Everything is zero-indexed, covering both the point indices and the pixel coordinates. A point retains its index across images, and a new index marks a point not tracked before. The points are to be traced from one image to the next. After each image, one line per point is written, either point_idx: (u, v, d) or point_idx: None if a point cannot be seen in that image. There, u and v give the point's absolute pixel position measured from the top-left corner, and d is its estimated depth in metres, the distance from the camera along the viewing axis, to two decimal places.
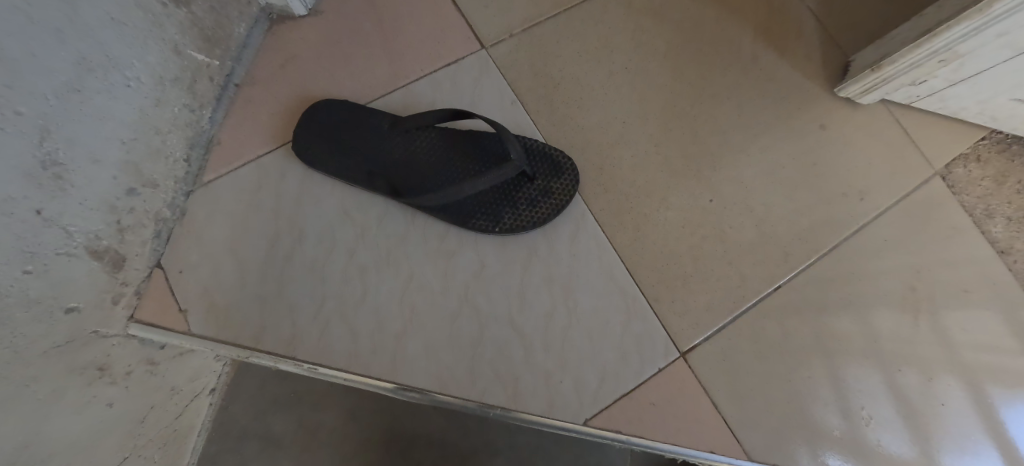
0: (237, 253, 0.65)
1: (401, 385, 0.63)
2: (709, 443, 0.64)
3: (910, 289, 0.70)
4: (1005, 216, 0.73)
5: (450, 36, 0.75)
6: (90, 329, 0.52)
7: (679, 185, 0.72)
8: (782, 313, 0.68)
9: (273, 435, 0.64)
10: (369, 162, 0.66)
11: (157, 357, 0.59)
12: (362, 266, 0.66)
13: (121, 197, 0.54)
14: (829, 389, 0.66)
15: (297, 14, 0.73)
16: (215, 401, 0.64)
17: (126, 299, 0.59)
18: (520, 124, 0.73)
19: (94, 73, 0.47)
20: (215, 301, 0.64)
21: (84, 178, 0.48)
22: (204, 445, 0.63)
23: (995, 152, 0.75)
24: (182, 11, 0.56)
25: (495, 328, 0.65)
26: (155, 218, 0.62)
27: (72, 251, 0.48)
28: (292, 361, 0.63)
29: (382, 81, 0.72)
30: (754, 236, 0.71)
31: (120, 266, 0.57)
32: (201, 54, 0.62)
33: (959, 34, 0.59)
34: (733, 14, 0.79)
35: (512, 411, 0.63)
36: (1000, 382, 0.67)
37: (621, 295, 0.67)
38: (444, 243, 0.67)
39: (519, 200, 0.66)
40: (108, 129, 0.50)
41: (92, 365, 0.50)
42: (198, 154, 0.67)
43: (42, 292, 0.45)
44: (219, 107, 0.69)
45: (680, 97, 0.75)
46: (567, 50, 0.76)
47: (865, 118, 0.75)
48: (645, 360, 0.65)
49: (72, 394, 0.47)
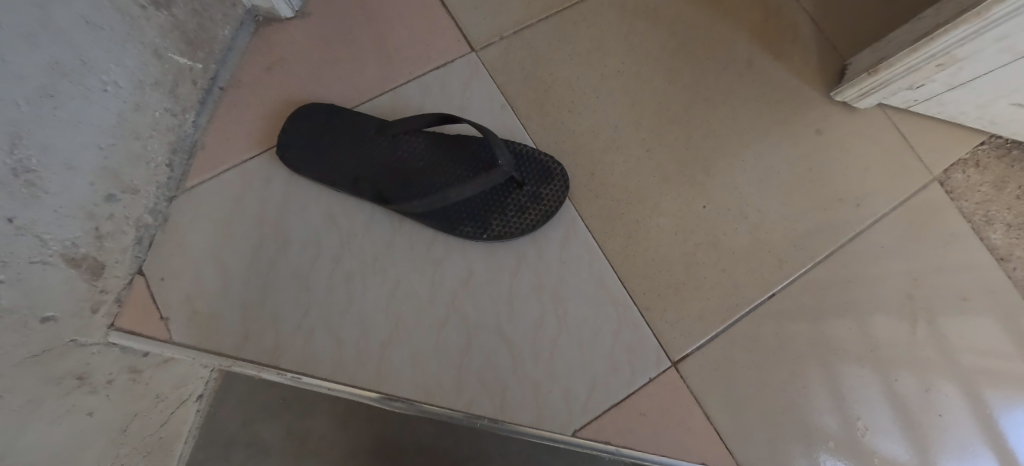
0: (221, 259, 0.64)
1: (387, 394, 0.62)
2: (701, 454, 0.63)
3: (907, 297, 0.68)
4: (1005, 222, 0.71)
5: (440, 39, 0.74)
6: (67, 338, 0.50)
7: (672, 190, 0.71)
8: (777, 321, 0.67)
9: (262, 442, 0.61)
10: (355, 168, 0.65)
11: (139, 365, 0.58)
12: (348, 273, 0.65)
13: (100, 203, 0.53)
14: (826, 398, 0.65)
15: (284, 16, 0.72)
16: (202, 408, 0.61)
17: (106, 307, 0.58)
18: (510, 128, 0.71)
19: (68, 78, 0.46)
20: (198, 309, 0.63)
21: (58, 185, 0.47)
22: (191, 452, 0.60)
23: (995, 157, 0.74)
24: (163, 14, 0.55)
25: (483, 337, 0.64)
26: (136, 224, 0.61)
27: (47, 260, 0.47)
28: (275, 370, 0.62)
29: (369, 84, 0.71)
30: (748, 242, 0.69)
31: (99, 273, 0.56)
32: (183, 57, 0.61)
33: (958, 38, 0.57)
34: (728, 16, 0.78)
35: (499, 421, 0.62)
36: (1000, 390, 0.66)
37: (611, 303, 0.66)
38: (431, 250, 0.66)
39: (508, 206, 0.65)
40: (84, 134, 0.49)
41: (69, 375, 0.49)
42: (181, 158, 0.66)
43: (16, 301, 0.44)
44: (203, 111, 0.68)
45: (673, 102, 0.74)
46: (559, 53, 0.75)
47: (862, 123, 0.74)
48: (636, 369, 0.64)
49: (48, 405, 0.46)
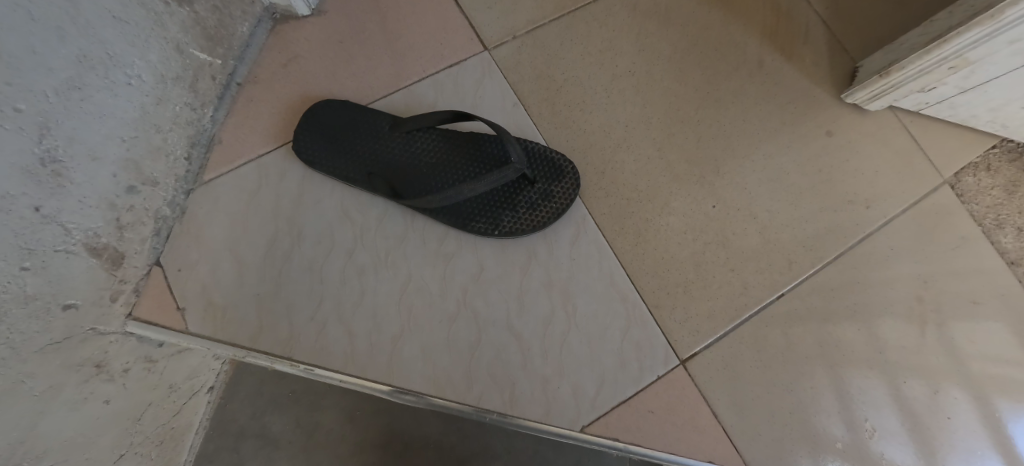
0: (236, 252, 0.65)
1: (397, 388, 0.63)
2: (708, 452, 0.63)
3: (917, 300, 0.68)
4: (1016, 226, 0.71)
5: (453, 38, 0.75)
6: (87, 327, 0.52)
7: (682, 189, 0.71)
8: (785, 322, 0.67)
9: (271, 434, 0.63)
10: (369, 164, 0.66)
11: (155, 355, 0.59)
12: (361, 268, 0.66)
13: (121, 195, 0.54)
14: (833, 400, 0.65)
15: (301, 14, 0.73)
16: (213, 399, 0.63)
17: (124, 297, 0.59)
18: (521, 126, 0.72)
19: (94, 71, 0.47)
20: (212, 300, 0.64)
21: (83, 175, 0.49)
22: (201, 442, 0.62)
23: (1007, 160, 0.74)
24: (185, 10, 0.56)
25: (493, 332, 0.64)
26: (155, 216, 0.62)
27: (70, 248, 0.48)
28: (288, 362, 0.63)
29: (383, 82, 0.72)
30: (757, 243, 0.70)
31: (119, 263, 0.57)
32: (203, 53, 0.62)
33: (970, 40, 0.58)
34: (739, 18, 0.78)
35: (508, 416, 0.62)
36: (1009, 395, 0.66)
37: (621, 301, 0.66)
38: (443, 245, 0.67)
39: (519, 203, 0.66)
40: (109, 126, 0.50)
41: (88, 362, 0.50)
42: (200, 152, 0.67)
43: (40, 288, 0.45)
44: (221, 106, 0.69)
45: (684, 102, 0.74)
46: (570, 53, 0.76)
47: (872, 125, 0.74)
48: (645, 367, 0.65)
49: (67, 391, 0.47)
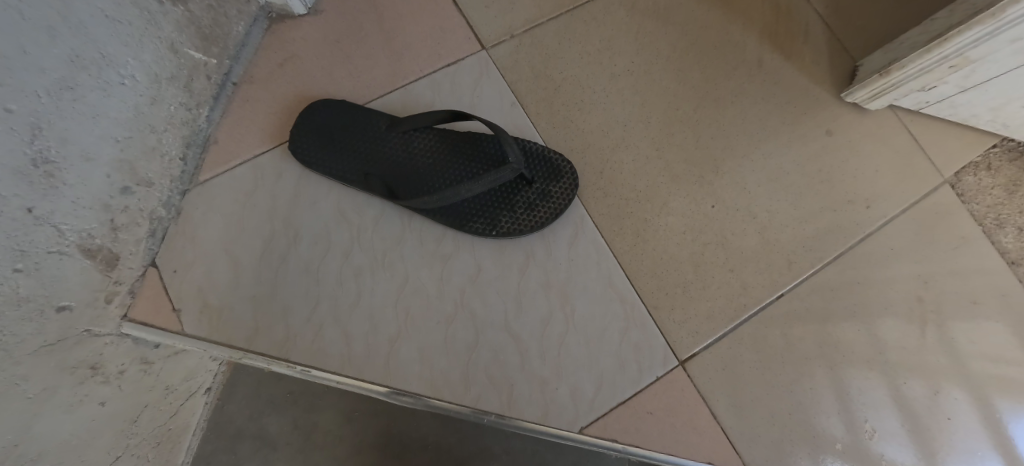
0: (232, 253, 0.65)
1: (394, 389, 0.62)
2: (707, 454, 0.63)
3: (916, 300, 0.68)
4: (1017, 226, 0.71)
5: (450, 37, 0.75)
6: (82, 328, 0.51)
7: (680, 189, 0.71)
8: (784, 322, 0.67)
9: (268, 436, 0.63)
10: (366, 164, 0.65)
11: (151, 356, 0.59)
12: (358, 269, 0.65)
13: (115, 196, 0.54)
14: (832, 400, 0.65)
15: (297, 13, 0.73)
16: (210, 400, 0.63)
17: (120, 298, 0.58)
18: (519, 125, 0.72)
19: (87, 71, 0.47)
20: (208, 301, 0.63)
21: (76, 176, 0.48)
22: (198, 444, 0.62)
23: (1007, 160, 0.74)
24: (179, 10, 0.55)
25: (490, 333, 0.64)
26: (150, 216, 0.61)
27: (63, 250, 0.48)
28: (285, 363, 0.63)
29: (380, 81, 0.72)
30: (756, 243, 0.69)
31: (113, 265, 0.56)
32: (198, 53, 0.61)
33: (971, 39, 0.57)
34: (738, 16, 0.77)
35: (506, 418, 0.62)
36: (1009, 395, 0.66)
37: (619, 302, 0.66)
38: (440, 246, 0.66)
39: (517, 204, 0.65)
40: (102, 126, 0.50)
41: (83, 364, 0.50)
42: (195, 152, 0.67)
43: (33, 290, 0.45)
44: (216, 106, 0.69)
45: (683, 101, 0.74)
46: (569, 52, 0.75)
47: (872, 125, 0.74)
48: (644, 367, 0.64)
49: (61, 394, 0.47)
